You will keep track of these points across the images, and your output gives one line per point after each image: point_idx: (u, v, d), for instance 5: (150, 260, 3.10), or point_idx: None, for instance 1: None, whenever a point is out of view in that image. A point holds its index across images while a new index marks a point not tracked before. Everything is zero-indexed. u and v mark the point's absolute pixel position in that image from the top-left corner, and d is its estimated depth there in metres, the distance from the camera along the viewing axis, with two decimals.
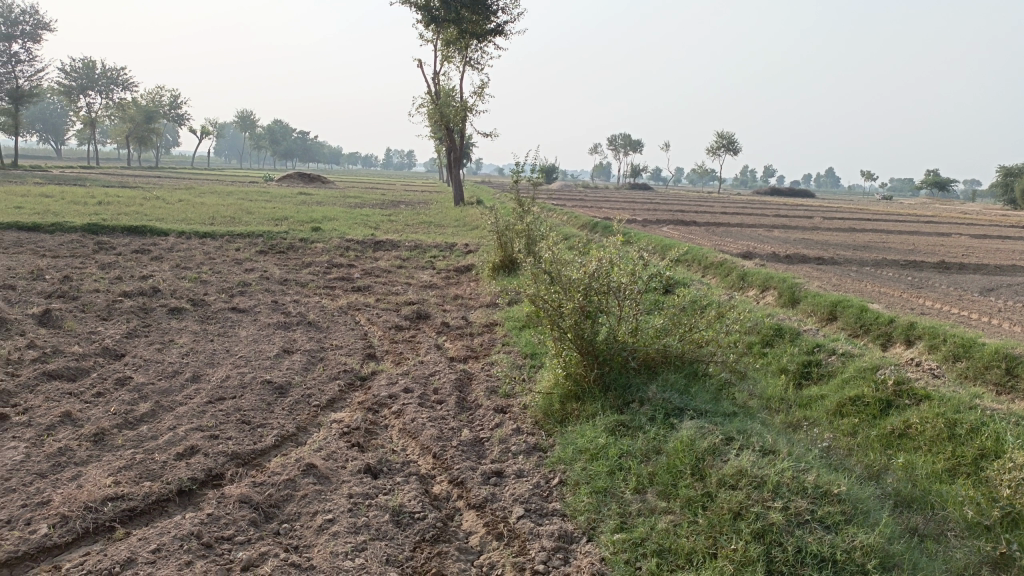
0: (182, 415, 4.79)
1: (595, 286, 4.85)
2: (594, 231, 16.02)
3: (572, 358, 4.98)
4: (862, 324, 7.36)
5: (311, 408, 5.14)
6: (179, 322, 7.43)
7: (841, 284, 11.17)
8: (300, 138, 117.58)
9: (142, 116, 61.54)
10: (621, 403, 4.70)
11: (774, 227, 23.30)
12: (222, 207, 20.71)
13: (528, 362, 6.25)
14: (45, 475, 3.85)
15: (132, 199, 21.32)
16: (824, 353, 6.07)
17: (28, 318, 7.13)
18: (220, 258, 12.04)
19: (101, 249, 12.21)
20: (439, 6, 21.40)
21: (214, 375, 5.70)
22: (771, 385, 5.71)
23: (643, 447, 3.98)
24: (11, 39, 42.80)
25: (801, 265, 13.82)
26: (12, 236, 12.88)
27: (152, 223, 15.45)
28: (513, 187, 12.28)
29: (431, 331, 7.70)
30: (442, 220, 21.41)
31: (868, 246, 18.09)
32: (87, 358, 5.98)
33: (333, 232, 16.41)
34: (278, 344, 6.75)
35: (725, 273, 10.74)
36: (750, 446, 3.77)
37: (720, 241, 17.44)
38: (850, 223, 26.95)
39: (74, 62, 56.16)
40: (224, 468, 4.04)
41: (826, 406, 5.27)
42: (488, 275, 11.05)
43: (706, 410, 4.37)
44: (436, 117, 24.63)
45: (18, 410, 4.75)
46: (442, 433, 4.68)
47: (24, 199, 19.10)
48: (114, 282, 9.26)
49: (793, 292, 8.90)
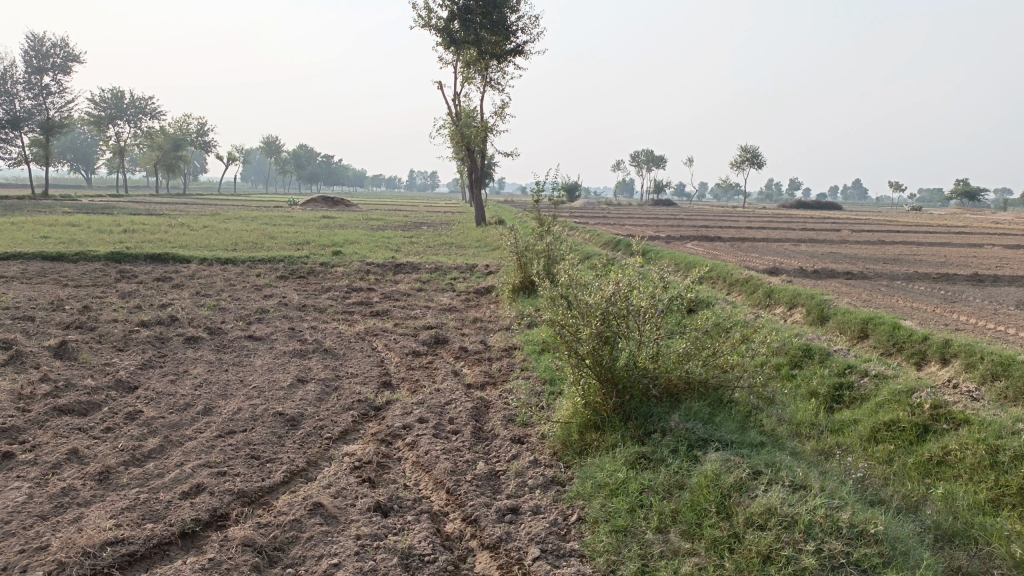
0: (190, 450, 4.67)
1: (613, 310, 4.67)
2: (616, 249, 15.85)
3: (590, 386, 4.77)
4: (895, 342, 7.10)
5: (323, 440, 5.00)
6: (195, 352, 7.35)
7: (871, 299, 10.88)
8: (324, 162, 119.30)
9: (170, 144, 62.71)
10: (642, 433, 4.49)
11: (800, 241, 22.90)
12: (245, 233, 20.84)
13: (547, 390, 6.06)
14: (46, 517, 3.72)
15: (157, 227, 21.52)
16: (856, 374, 5.82)
17: (44, 350, 7.09)
18: (240, 284, 12.04)
19: (123, 277, 12.28)
20: (458, 28, 21.44)
21: (226, 407, 5.58)
22: (801, 410, 5.47)
23: (665, 482, 3.78)
24: (43, 73, 43.68)
25: (830, 280, 13.50)
26: (36, 267, 12.99)
27: (175, 250, 15.56)
28: (534, 206, 12.15)
29: (449, 357, 7.54)
30: (463, 241, 21.36)
31: (897, 259, 17.71)
32: (99, 391, 5.90)
33: (355, 255, 16.41)
34: (293, 373, 6.63)
35: (751, 290, 10.50)
36: (780, 480, 3.55)
37: (746, 257, 17.15)
38: (880, 235, 26.42)
39: (103, 92, 57.29)
40: (230, 508, 3.90)
41: (859, 432, 5.02)
42: (508, 296, 10.88)
43: (733, 441, 4.16)
44: (457, 138, 24.68)
45: (25, 448, 4.65)
46: (456, 466, 4.51)
47: (50, 228, 19.34)
48: (134, 312, 9.23)
49: (822, 309, 8.64)
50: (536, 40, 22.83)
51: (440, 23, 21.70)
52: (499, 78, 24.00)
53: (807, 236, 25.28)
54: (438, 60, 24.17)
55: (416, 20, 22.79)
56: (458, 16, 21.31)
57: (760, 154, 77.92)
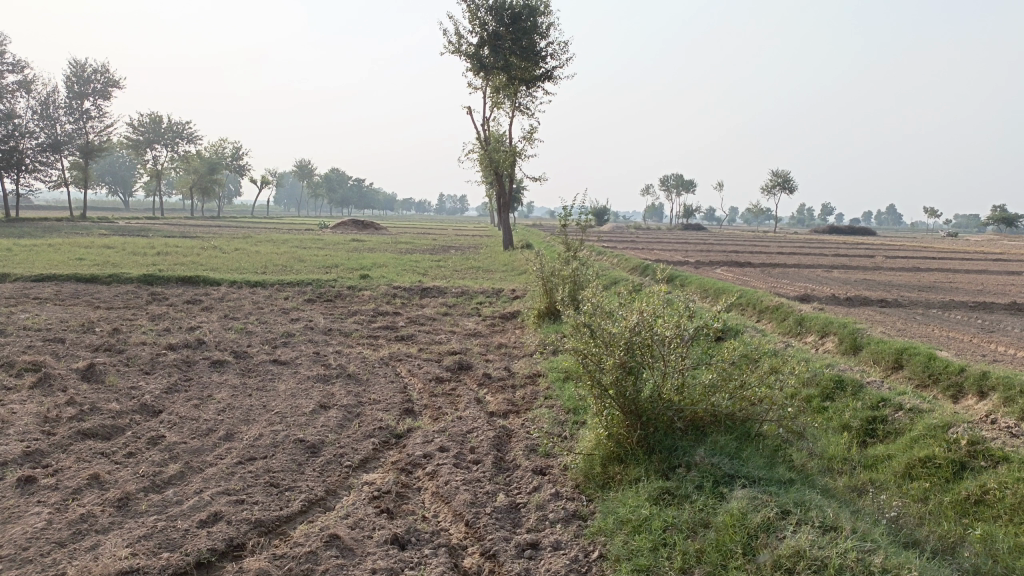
0: (210, 477, 4.65)
1: (637, 340, 4.58)
2: (645, 274, 15.75)
3: (614, 418, 4.68)
4: (930, 374, 6.91)
5: (343, 468, 4.96)
6: (220, 376, 7.38)
7: (906, 328, 10.64)
8: (355, 185, 120.79)
9: (205, 167, 63.88)
10: (667, 468, 4.38)
11: (832, 267, 22.58)
12: (275, 256, 21.04)
13: (571, 419, 5.96)
14: (64, 544, 3.71)
15: (190, 249, 21.82)
16: (890, 408, 5.64)
17: (72, 373, 7.15)
18: (268, 307, 12.12)
19: (154, 299, 12.42)
20: (488, 54, 21.63)
21: (248, 433, 5.56)
22: (832, 444, 5.32)
23: (689, 519, 3.67)
24: (83, 98, 44.84)
25: (863, 308, 13.26)
26: (70, 288, 13.20)
27: (206, 272, 15.72)
28: (561, 231, 12.10)
29: (472, 384, 7.48)
30: (491, 265, 21.37)
31: (933, 286, 17.37)
32: (124, 415, 5.92)
33: (382, 279, 16.46)
34: (316, 398, 6.61)
35: (781, 317, 10.34)
36: (809, 521, 3.42)
37: (776, 283, 16.93)
38: (915, 262, 25.98)
39: (142, 117, 58.59)
40: (246, 537, 3.86)
41: (893, 468, 4.86)
42: (534, 322, 10.81)
43: (760, 477, 4.03)
44: (486, 162, 24.81)
45: (47, 472, 4.67)
46: (476, 498, 4.43)
47: (86, 250, 19.71)
48: (162, 335, 9.32)
49: (855, 338, 8.46)
50: (565, 66, 22.96)
51: (470, 49, 21.89)
52: (528, 103, 24.13)
53: (839, 262, 24.93)
54: (467, 85, 24.38)
55: (447, 46, 23.04)
56: (488, 42, 21.50)
57: (791, 179, 77.32)
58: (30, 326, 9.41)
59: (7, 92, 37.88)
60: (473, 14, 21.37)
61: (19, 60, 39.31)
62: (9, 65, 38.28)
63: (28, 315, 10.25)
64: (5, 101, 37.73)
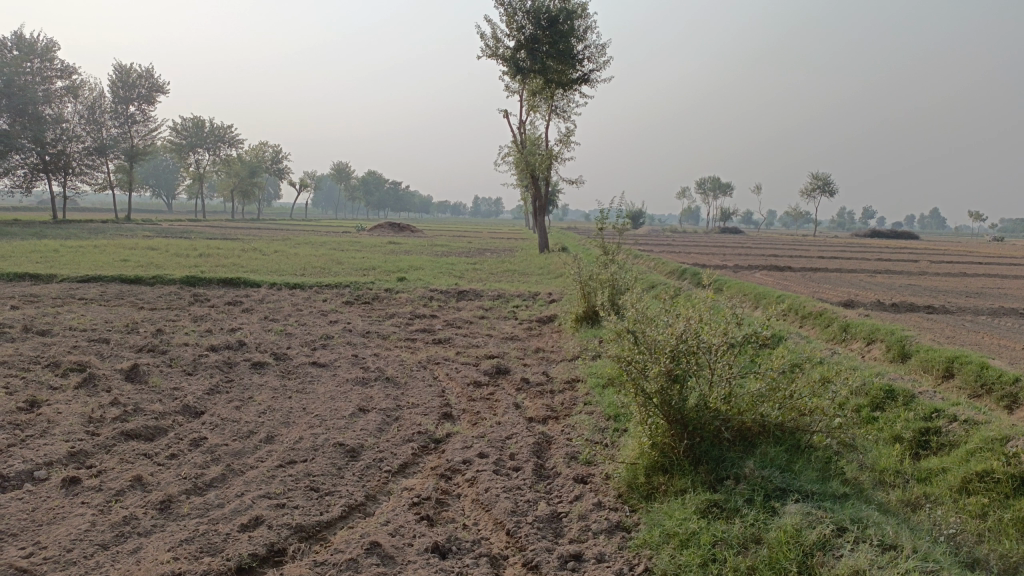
0: (251, 480, 4.64)
1: (683, 347, 4.46)
2: (683, 278, 15.57)
3: (658, 427, 4.57)
4: (983, 383, 6.68)
5: (382, 473, 4.92)
6: (260, 378, 7.40)
7: (955, 335, 10.34)
8: (392, 188, 121.99)
9: (246, 170, 64.92)
10: (715, 479, 4.26)
11: (876, 272, 22.13)
12: (314, 258, 21.20)
13: (612, 426, 5.87)
14: (107, 546, 3.72)
15: (231, 251, 22.10)
16: (944, 419, 5.46)
17: (116, 373, 7.23)
18: (307, 309, 12.21)
19: (196, 300, 12.57)
20: (525, 57, 21.56)
21: (288, 436, 5.55)
22: (884, 456, 5.15)
23: (738, 534, 3.55)
24: (128, 102, 45.92)
25: (909, 314, 12.94)
26: (115, 289, 13.43)
27: (247, 274, 15.90)
28: (598, 234, 11.97)
29: (510, 388, 7.40)
30: (527, 268, 21.32)
31: (981, 292, 16.91)
32: (166, 417, 5.96)
33: (419, 281, 16.50)
34: (355, 402, 6.59)
35: (825, 324, 10.11)
36: (867, 539, 3.29)
37: (818, 288, 16.62)
38: (961, 267, 25.33)
39: (185, 120, 59.75)
40: (287, 543, 3.84)
41: (949, 482, 4.69)
42: (571, 326, 10.70)
43: (814, 492, 3.90)
44: (522, 165, 24.78)
45: (91, 473, 4.70)
46: (517, 506, 4.36)
47: (131, 251, 20.08)
48: (204, 336, 9.41)
49: (903, 345, 8.23)
50: (602, 68, 22.84)
51: (508, 52, 21.85)
52: (565, 106, 24.07)
53: (882, 266, 24.42)
54: (504, 88, 24.37)
55: (483, 49, 23.04)
56: (525, 45, 21.42)
57: (832, 181, 76.20)
58: (76, 327, 9.57)
59: (56, 97, 38.92)
60: (510, 17, 21.32)
61: (68, 64, 40.29)
62: (58, 70, 39.25)
63: (74, 315, 10.44)
64: (54, 105, 38.66)
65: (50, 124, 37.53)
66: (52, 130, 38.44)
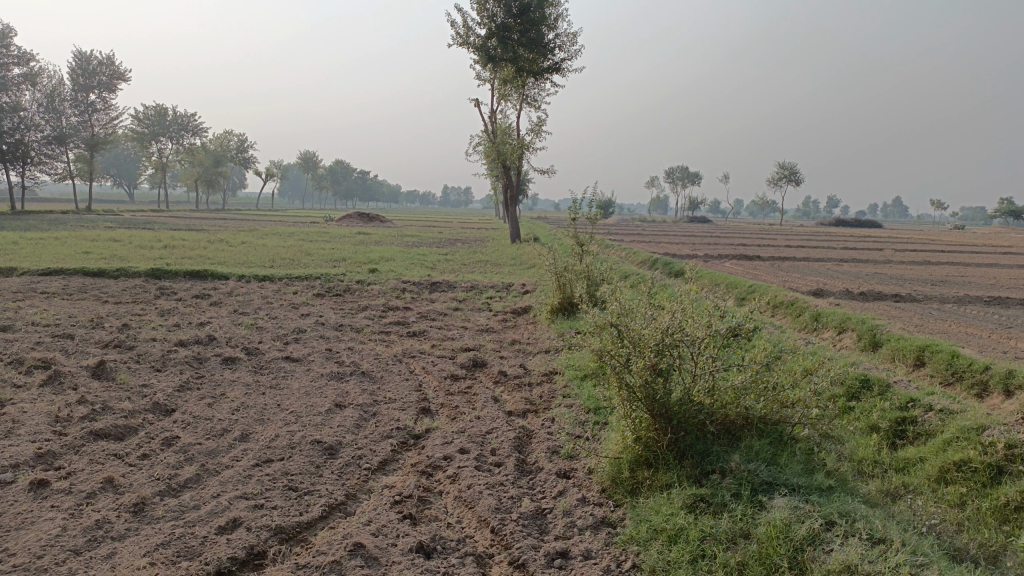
0: (227, 481, 4.53)
1: (667, 341, 4.43)
2: (655, 268, 15.63)
3: (642, 421, 4.54)
4: (954, 371, 6.78)
5: (362, 471, 4.83)
6: (232, 374, 7.26)
7: (924, 324, 10.48)
8: (361, 178, 121.02)
9: (211, 159, 63.85)
10: (700, 473, 4.26)
11: (843, 260, 22.41)
12: (283, 249, 20.87)
13: (592, 419, 5.84)
14: (79, 552, 3.60)
15: (197, 242, 21.69)
16: (920, 409, 5.51)
17: (82, 370, 7.03)
18: (278, 302, 12.01)
19: (163, 294, 12.31)
20: (495, 45, 21.42)
21: (263, 434, 5.44)
22: (862, 446, 5.19)
23: (726, 529, 3.54)
24: (89, 90, 44.78)
25: (878, 303, 13.10)
26: (78, 282, 13.09)
27: (215, 266, 15.60)
28: (571, 224, 11.92)
29: (488, 382, 7.33)
30: (499, 258, 21.25)
31: (946, 280, 17.22)
32: (137, 415, 5.81)
33: (391, 272, 16.34)
34: (330, 397, 6.49)
35: (797, 313, 10.17)
36: (856, 533, 3.31)
37: (787, 277, 16.77)
38: (925, 255, 25.75)
39: (147, 109, 58.53)
40: (267, 545, 3.74)
41: (927, 472, 4.73)
42: (547, 318, 10.65)
43: (800, 486, 3.90)
44: (493, 155, 24.64)
45: (60, 475, 4.56)
46: (501, 503, 4.30)
47: (94, 243, 19.62)
48: (172, 331, 9.20)
49: (874, 334, 8.31)
50: (572, 58, 22.77)
51: (478, 41, 21.65)
52: (535, 95, 23.97)
53: (848, 255, 24.72)
54: (475, 78, 24.18)
55: (454, 38, 22.85)
56: (495, 34, 21.25)
57: (797, 171, 77.24)
58: (39, 322, 9.30)
59: (12, 85, 37.82)
60: (481, 5, 21.15)
61: (24, 51, 39.17)
62: (14, 57, 38.10)
63: (36, 310, 10.15)
64: (10, 93, 37.57)
65: (5, 113, 36.50)
66: (9, 118, 37.38)
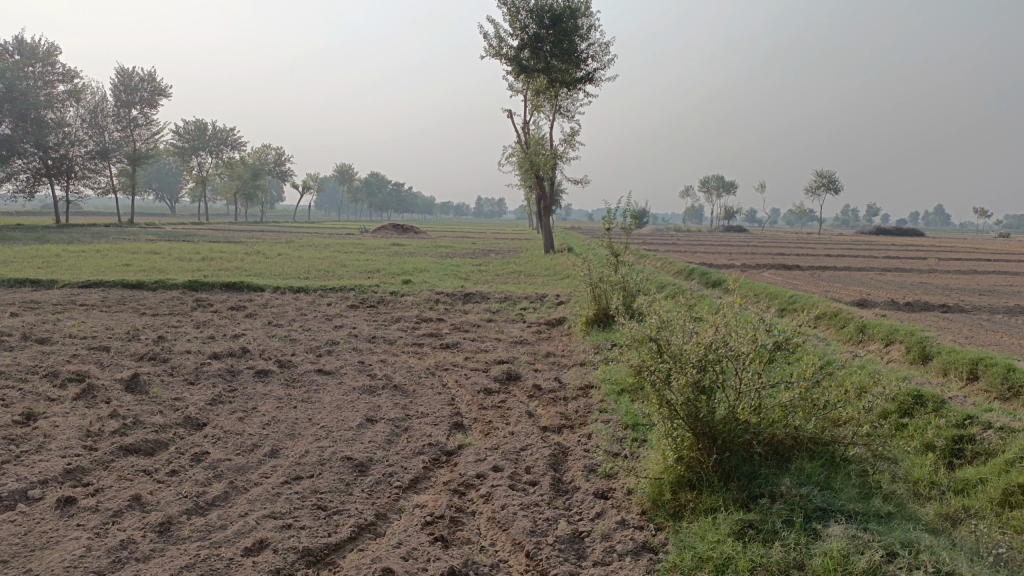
0: (255, 499, 4.42)
1: (711, 357, 4.23)
2: (692, 278, 15.38)
3: (684, 440, 4.34)
4: (1011, 386, 6.44)
5: (393, 489, 4.69)
6: (264, 387, 7.18)
7: (974, 335, 10.08)
8: (396, 189, 122.14)
9: (249, 173, 64.87)
10: (747, 497, 4.05)
11: (886, 270, 21.83)
12: (318, 261, 20.99)
13: (630, 436, 5.64)
14: (103, 574, 3.49)
15: (233, 254, 21.87)
16: (978, 427, 5.21)
17: (116, 383, 7.01)
18: (311, 314, 11.97)
19: (199, 306, 12.36)
20: (528, 56, 21.35)
21: (293, 450, 5.33)
22: (917, 466, 4.91)
23: (778, 558, 3.33)
24: (131, 105, 45.75)
25: (925, 313, 12.66)
26: (117, 294, 13.22)
27: (251, 278, 15.68)
28: (606, 234, 11.71)
29: (522, 396, 7.15)
30: (532, 269, 21.08)
31: (994, 290, 16.67)
32: (167, 429, 5.74)
33: (424, 283, 16.28)
34: (362, 412, 6.35)
35: (841, 325, 9.85)
36: (921, 566, 3.09)
37: (829, 287, 16.37)
38: (970, 264, 25.03)
39: (187, 124, 59.67)
40: (294, 568, 3.61)
41: (989, 495, 4.43)
42: (582, 330, 10.44)
43: (856, 512, 3.67)
44: (527, 165, 24.54)
45: (88, 492, 4.48)
46: (536, 525, 4.12)
47: (134, 255, 19.90)
48: (207, 343, 9.19)
49: (923, 346, 7.97)
50: (606, 67, 22.62)
51: (511, 51, 21.60)
52: (569, 105, 23.85)
53: (891, 264, 24.11)
54: (508, 87, 24.14)
55: (487, 49, 22.88)
56: (528, 45, 21.21)
57: (835, 178, 76.25)
58: (77, 334, 9.35)
59: (57, 101, 38.74)
60: (513, 16, 21.09)
61: (69, 69, 40.14)
62: (60, 75, 39.08)
63: (74, 322, 10.23)
64: (56, 110, 38.54)
65: (51, 129, 37.31)
66: (55, 134, 38.35)
